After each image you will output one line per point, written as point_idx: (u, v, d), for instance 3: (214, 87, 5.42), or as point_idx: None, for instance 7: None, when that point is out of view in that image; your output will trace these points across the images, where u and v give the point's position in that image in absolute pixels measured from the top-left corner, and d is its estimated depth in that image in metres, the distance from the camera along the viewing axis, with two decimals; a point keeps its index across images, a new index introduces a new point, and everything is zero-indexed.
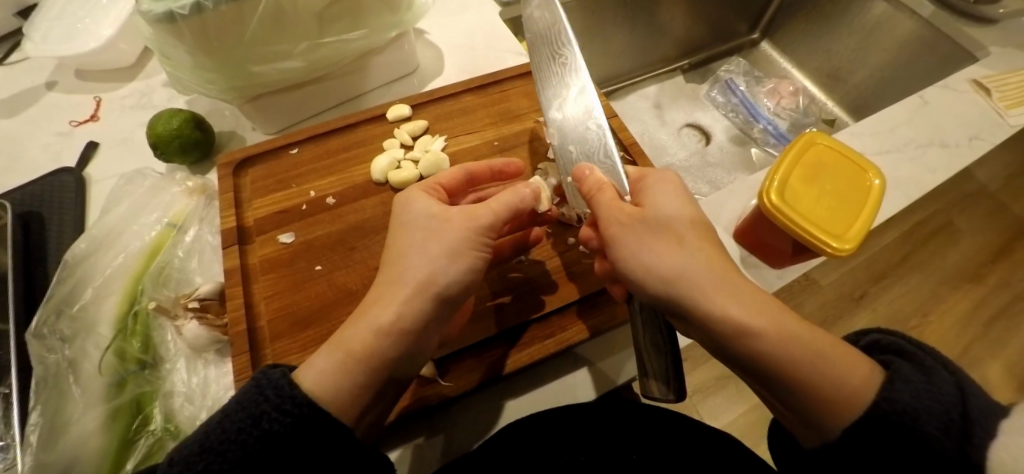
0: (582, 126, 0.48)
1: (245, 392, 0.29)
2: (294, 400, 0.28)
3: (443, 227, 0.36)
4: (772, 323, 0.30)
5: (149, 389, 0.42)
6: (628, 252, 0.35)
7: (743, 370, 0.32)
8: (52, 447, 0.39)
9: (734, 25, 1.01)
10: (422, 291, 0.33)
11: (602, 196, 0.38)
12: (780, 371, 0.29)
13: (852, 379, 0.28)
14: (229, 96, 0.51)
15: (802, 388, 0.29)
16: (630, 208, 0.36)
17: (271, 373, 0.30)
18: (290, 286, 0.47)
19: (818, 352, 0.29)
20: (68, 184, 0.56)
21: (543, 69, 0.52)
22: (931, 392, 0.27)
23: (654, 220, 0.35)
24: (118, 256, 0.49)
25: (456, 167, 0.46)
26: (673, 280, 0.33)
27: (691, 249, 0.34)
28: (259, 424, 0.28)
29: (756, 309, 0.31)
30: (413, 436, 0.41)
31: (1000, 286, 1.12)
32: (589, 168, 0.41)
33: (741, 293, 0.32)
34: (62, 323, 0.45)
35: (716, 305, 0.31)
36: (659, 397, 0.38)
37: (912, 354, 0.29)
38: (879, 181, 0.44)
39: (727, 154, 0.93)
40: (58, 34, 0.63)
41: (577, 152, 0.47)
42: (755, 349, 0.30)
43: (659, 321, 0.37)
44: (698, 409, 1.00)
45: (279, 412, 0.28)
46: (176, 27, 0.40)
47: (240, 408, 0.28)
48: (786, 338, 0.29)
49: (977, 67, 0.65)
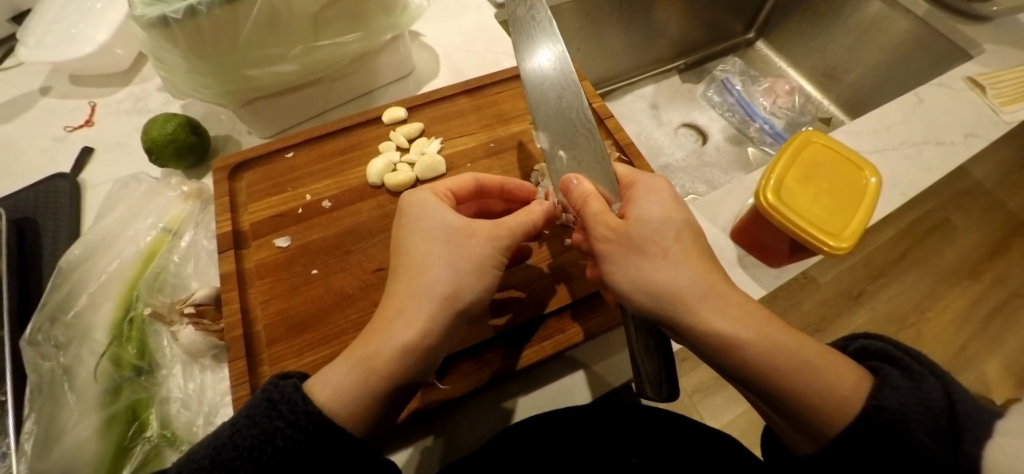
0: (570, 127, 0.46)
1: (255, 404, 0.29)
2: (308, 415, 0.28)
3: (451, 233, 0.37)
4: (756, 332, 0.31)
5: (145, 396, 0.42)
6: (620, 266, 0.35)
7: (734, 380, 0.33)
8: (47, 454, 0.39)
9: (730, 24, 1.01)
10: (418, 298, 0.34)
11: (589, 209, 0.38)
12: (767, 379, 0.30)
13: (841, 387, 0.29)
14: (222, 100, 0.50)
15: (788, 397, 0.29)
16: (614, 221, 0.37)
17: (283, 387, 0.29)
18: (286, 291, 0.46)
19: (805, 361, 0.29)
20: (62, 190, 0.55)
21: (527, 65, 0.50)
22: (919, 397, 0.27)
23: (637, 228, 0.36)
24: (113, 262, 0.49)
25: (468, 175, 0.45)
26: (657, 291, 0.33)
27: (677, 261, 0.34)
28: (273, 440, 0.28)
29: (740, 319, 0.31)
30: (415, 440, 0.41)
31: (998, 282, 1.13)
32: (576, 178, 0.41)
33: (728, 305, 0.32)
34: (56, 330, 0.45)
35: (704, 317, 0.32)
36: (652, 398, 0.38)
37: (899, 360, 0.29)
38: (875, 179, 0.44)
39: (724, 154, 0.93)
40: (52, 39, 0.63)
41: (567, 159, 0.45)
42: (743, 358, 0.30)
43: (652, 327, 0.37)
44: (698, 408, 1.00)
45: (293, 429, 0.28)
46: (170, 31, 0.40)
47: (253, 423, 0.28)
48: (776, 352, 0.30)
49: (972, 65, 0.65)
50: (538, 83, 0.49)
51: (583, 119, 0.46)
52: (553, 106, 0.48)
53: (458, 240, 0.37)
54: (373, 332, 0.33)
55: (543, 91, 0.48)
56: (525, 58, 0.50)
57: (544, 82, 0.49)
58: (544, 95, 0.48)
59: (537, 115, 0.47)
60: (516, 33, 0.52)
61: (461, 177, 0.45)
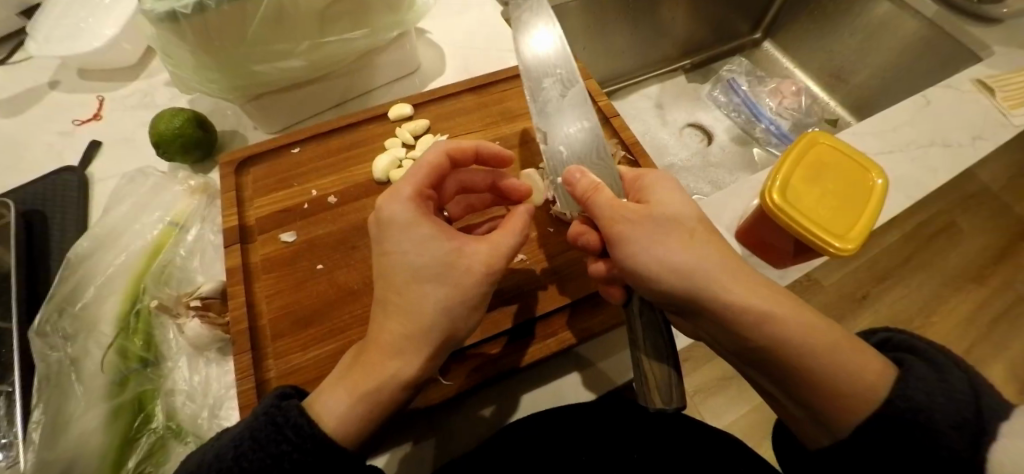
0: (577, 124, 0.47)
1: (258, 426, 0.29)
2: (314, 438, 0.29)
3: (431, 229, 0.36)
4: (792, 311, 0.32)
5: (150, 387, 0.42)
6: (642, 247, 0.35)
7: (751, 358, 0.34)
8: (54, 444, 0.39)
9: (737, 24, 1.00)
10: (440, 301, 0.34)
11: (600, 198, 0.37)
12: (797, 361, 0.31)
13: (867, 376, 0.29)
14: (230, 95, 0.51)
15: (813, 380, 0.30)
16: (635, 206, 0.36)
17: (289, 411, 0.30)
18: (291, 285, 0.47)
19: (834, 347, 0.30)
20: (70, 183, 0.56)
21: (529, 61, 0.50)
22: (945, 389, 0.27)
23: (661, 213, 0.36)
24: (121, 255, 0.49)
25: (438, 149, 0.43)
26: (689, 273, 0.33)
27: (702, 243, 0.35)
28: (281, 463, 0.28)
29: (772, 298, 0.32)
30: (410, 437, 0.41)
31: (1003, 287, 1.12)
32: (579, 170, 0.39)
33: (759, 289, 0.33)
34: (64, 321, 0.45)
35: (734, 298, 0.32)
36: (658, 406, 0.36)
37: (924, 352, 0.30)
38: (882, 180, 0.44)
39: (728, 154, 0.94)
40: (62, 33, 0.63)
41: (568, 154, 0.45)
42: (769, 338, 0.31)
43: (658, 323, 0.38)
44: (699, 409, 1.00)
45: (300, 452, 0.29)
46: (178, 26, 0.40)
47: (258, 446, 0.29)
48: (805, 332, 0.31)
49: (981, 67, 0.64)
50: (539, 81, 0.49)
51: (588, 114, 0.47)
52: (555, 102, 0.48)
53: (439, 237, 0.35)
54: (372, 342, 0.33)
55: (546, 89, 0.49)
56: (530, 55, 0.50)
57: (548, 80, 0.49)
58: (544, 91, 0.49)
59: (540, 113, 0.47)
60: (517, 29, 0.51)
61: (426, 156, 0.42)
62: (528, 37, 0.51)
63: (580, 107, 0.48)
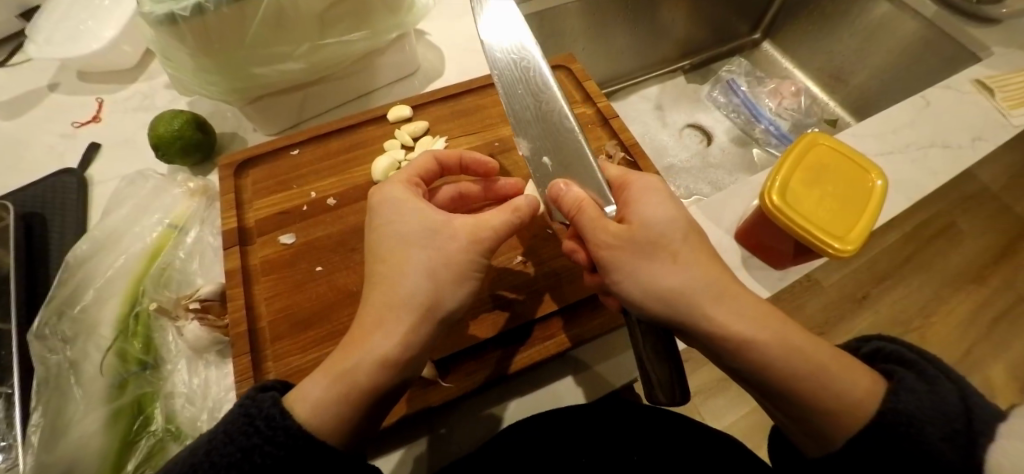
0: (559, 131, 0.46)
1: (232, 419, 0.29)
2: (287, 431, 0.28)
3: (429, 235, 0.36)
4: (773, 336, 0.31)
5: (150, 390, 0.42)
6: (626, 272, 0.35)
7: (738, 377, 0.34)
8: (53, 448, 0.39)
9: (736, 25, 1.00)
10: (442, 306, 0.34)
11: (584, 216, 0.37)
12: (782, 382, 0.30)
13: (856, 391, 0.29)
14: (229, 98, 0.51)
15: (804, 400, 0.30)
16: (615, 228, 0.36)
17: (263, 402, 0.29)
18: (291, 287, 0.47)
19: (822, 367, 0.30)
20: (69, 186, 0.56)
21: (501, 71, 0.48)
22: (936, 401, 0.27)
23: (641, 233, 0.35)
24: (120, 258, 0.49)
25: (427, 155, 0.45)
26: (674, 297, 0.33)
27: (689, 264, 0.34)
28: (251, 457, 0.28)
29: (756, 321, 0.32)
30: (409, 441, 0.41)
31: (1003, 287, 1.12)
32: (566, 184, 0.40)
33: (741, 309, 0.33)
34: (63, 324, 0.45)
35: (719, 324, 0.32)
36: (665, 402, 0.37)
37: (914, 363, 0.30)
38: (881, 182, 0.44)
39: (728, 155, 0.94)
40: (61, 36, 0.63)
41: (552, 165, 0.44)
42: (755, 359, 0.31)
43: (658, 331, 0.36)
44: (699, 410, 1.00)
45: (272, 445, 0.28)
46: (177, 28, 0.40)
47: (230, 440, 0.28)
48: (790, 354, 0.31)
49: (980, 68, 0.64)
50: (514, 90, 0.48)
51: (567, 117, 0.46)
52: (533, 111, 0.47)
53: (437, 243, 0.35)
54: (353, 340, 0.32)
55: (523, 98, 0.48)
56: (503, 65, 0.49)
57: (523, 89, 0.48)
58: (521, 100, 0.48)
59: (519, 124, 0.46)
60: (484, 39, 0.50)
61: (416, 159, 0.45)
62: (494, 46, 0.50)
63: (559, 113, 0.47)
